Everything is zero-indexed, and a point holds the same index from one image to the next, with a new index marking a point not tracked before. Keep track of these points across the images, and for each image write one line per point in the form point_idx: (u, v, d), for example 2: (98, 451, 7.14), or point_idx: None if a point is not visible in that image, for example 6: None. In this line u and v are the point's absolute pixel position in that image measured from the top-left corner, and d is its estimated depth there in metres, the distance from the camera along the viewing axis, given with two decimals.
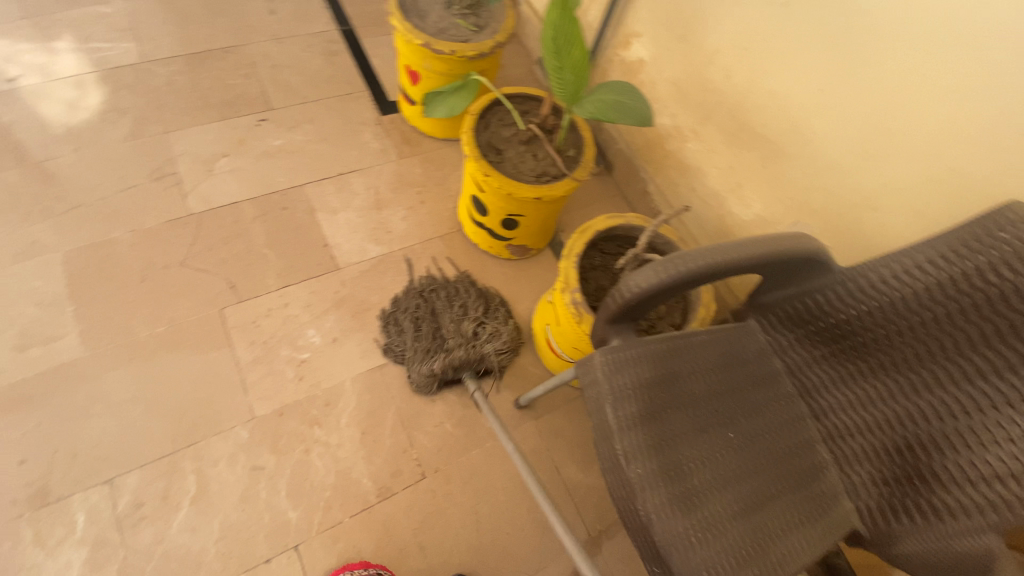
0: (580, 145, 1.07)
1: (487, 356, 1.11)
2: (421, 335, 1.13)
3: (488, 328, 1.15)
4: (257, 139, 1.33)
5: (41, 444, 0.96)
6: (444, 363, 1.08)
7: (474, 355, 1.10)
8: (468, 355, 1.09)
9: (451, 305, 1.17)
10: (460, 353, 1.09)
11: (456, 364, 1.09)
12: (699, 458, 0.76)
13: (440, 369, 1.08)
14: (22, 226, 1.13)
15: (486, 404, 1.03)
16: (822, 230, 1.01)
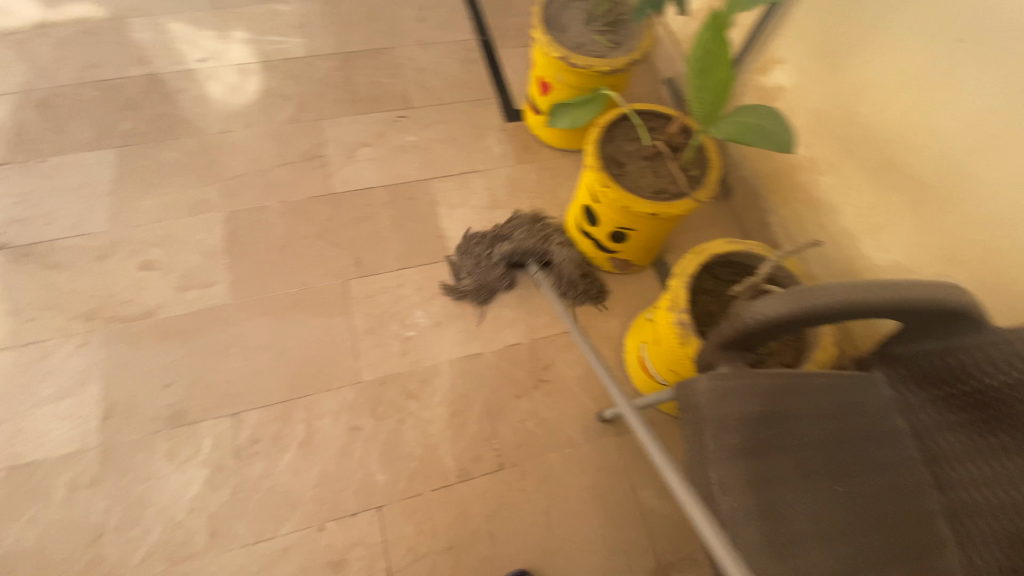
0: (705, 167, 1.06)
1: (553, 251, 1.19)
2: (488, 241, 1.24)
3: (560, 231, 1.24)
4: (395, 133, 1.46)
5: (187, 372, 1.11)
6: (511, 250, 1.19)
7: (539, 246, 1.19)
8: (534, 245, 1.19)
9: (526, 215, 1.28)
10: (528, 243, 1.19)
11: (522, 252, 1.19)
12: (798, 506, 0.73)
13: (507, 256, 1.19)
14: (199, 186, 1.33)
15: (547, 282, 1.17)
16: (973, 287, 0.91)
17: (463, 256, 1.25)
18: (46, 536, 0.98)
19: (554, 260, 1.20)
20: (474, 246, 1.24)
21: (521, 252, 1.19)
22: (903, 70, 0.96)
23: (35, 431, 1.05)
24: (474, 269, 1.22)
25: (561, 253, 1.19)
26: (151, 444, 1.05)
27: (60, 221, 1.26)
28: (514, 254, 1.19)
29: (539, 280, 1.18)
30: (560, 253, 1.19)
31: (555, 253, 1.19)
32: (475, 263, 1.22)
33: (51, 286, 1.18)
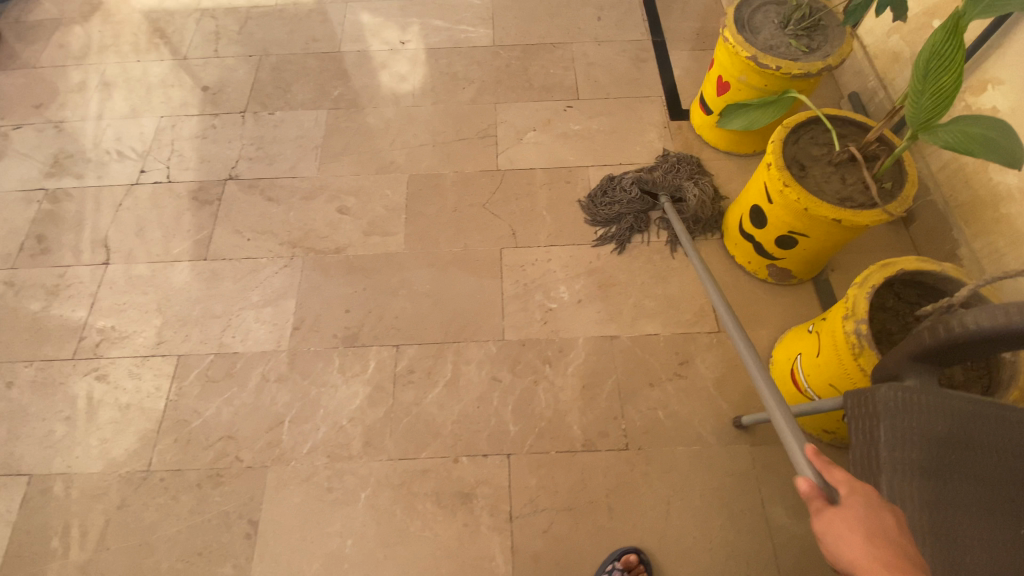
0: (901, 180, 1.01)
1: (685, 186, 1.33)
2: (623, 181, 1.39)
3: (690, 173, 1.38)
4: (561, 121, 1.55)
5: (361, 303, 1.28)
6: (645, 182, 1.35)
7: (672, 181, 1.34)
8: (668, 180, 1.34)
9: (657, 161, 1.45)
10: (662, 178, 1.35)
11: (656, 185, 1.34)
12: (988, 542, 0.66)
13: (641, 188, 1.35)
14: (388, 149, 1.52)
15: (673, 211, 1.25)
16: None
17: (598, 201, 1.38)
18: (239, 414, 1.17)
19: (686, 195, 1.33)
20: (609, 188, 1.39)
21: (655, 185, 1.34)
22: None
23: (242, 328, 1.27)
24: (615, 207, 1.37)
25: (694, 189, 1.33)
26: (327, 357, 1.22)
27: (280, 163, 1.51)
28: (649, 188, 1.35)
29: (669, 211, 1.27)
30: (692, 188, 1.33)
31: (688, 187, 1.33)
32: (615, 203, 1.37)
33: (268, 215, 1.42)
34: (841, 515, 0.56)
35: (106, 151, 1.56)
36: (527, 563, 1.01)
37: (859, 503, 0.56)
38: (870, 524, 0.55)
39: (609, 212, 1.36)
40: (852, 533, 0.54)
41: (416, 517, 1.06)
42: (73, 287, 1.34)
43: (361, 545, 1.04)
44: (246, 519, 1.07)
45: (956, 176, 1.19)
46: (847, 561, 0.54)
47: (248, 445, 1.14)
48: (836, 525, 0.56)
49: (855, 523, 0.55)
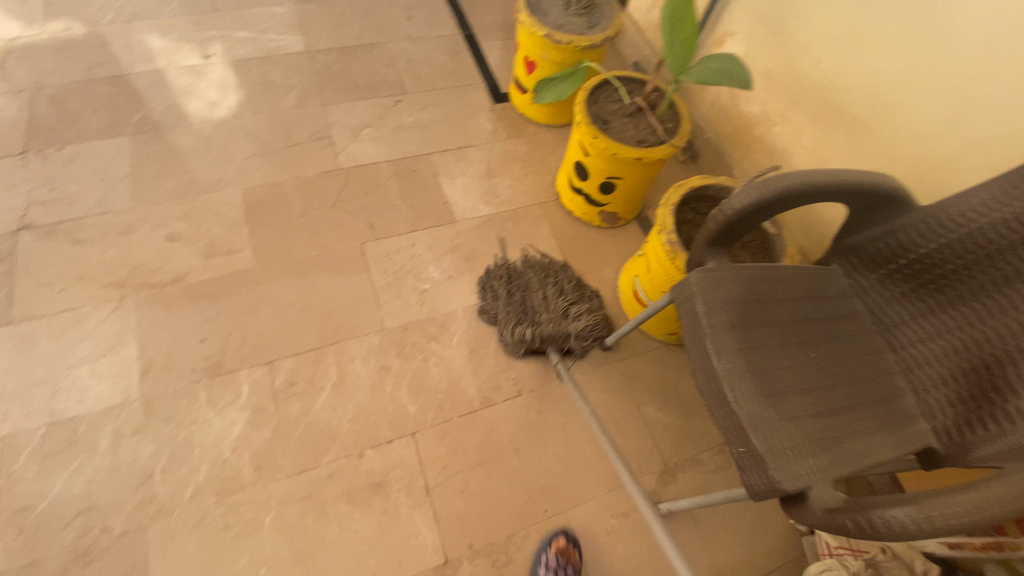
0: (678, 120, 1.24)
1: (572, 335, 1.21)
2: (507, 307, 1.27)
3: (578, 306, 1.26)
4: (394, 115, 1.59)
5: (219, 328, 1.19)
6: (533, 331, 1.20)
7: (559, 330, 1.21)
8: (556, 331, 1.21)
9: (545, 280, 1.32)
10: (551, 331, 1.21)
11: (545, 337, 1.21)
12: (783, 366, 0.87)
13: (529, 335, 1.20)
14: (215, 166, 1.42)
15: (569, 378, 1.16)
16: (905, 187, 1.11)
17: (489, 302, 1.29)
18: (96, 481, 1.02)
19: (574, 341, 1.22)
20: (501, 301, 1.28)
21: (542, 339, 1.21)
22: (821, 30, 1.17)
23: (76, 389, 1.10)
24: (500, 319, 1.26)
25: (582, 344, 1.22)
26: (192, 393, 1.11)
27: (84, 201, 1.33)
28: (535, 340, 1.22)
29: (560, 371, 1.18)
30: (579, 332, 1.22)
31: (575, 335, 1.21)
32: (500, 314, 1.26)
33: (81, 259, 1.24)
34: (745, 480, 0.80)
35: None
36: (452, 525, 1.05)
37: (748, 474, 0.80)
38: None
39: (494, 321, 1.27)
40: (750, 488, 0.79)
41: (331, 521, 1.02)
42: None
43: (279, 568, 0.98)
44: None
45: (719, 113, 1.49)
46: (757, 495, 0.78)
47: (116, 511, 1.00)
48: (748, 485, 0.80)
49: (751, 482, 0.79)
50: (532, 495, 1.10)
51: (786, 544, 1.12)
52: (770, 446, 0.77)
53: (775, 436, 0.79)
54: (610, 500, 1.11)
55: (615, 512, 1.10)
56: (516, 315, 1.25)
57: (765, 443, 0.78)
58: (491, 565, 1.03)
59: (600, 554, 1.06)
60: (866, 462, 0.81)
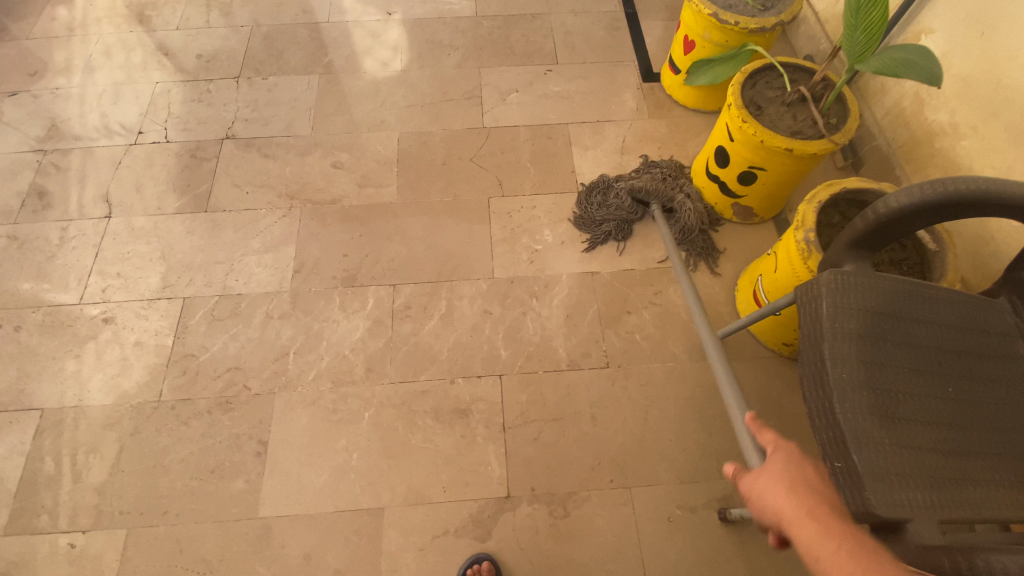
0: (845, 116, 1.14)
1: (676, 198, 1.33)
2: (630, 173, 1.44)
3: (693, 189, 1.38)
4: (542, 83, 1.65)
5: (356, 247, 1.36)
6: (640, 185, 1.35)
7: (667, 190, 1.34)
8: (664, 188, 1.34)
9: (674, 168, 1.46)
10: (657, 186, 1.35)
11: (650, 190, 1.35)
12: (911, 392, 0.78)
13: (636, 188, 1.35)
14: (379, 110, 1.60)
15: (666, 220, 1.28)
16: None
17: (593, 194, 1.41)
18: (245, 348, 1.24)
19: (678, 203, 1.34)
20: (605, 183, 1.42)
21: (648, 192, 1.35)
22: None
23: (244, 272, 1.34)
24: (606, 200, 1.39)
25: (686, 202, 1.33)
26: (328, 296, 1.29)
27: (275, 124, 1.58)
28: (641, 193, 1.36)
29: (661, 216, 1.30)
30: (683, 202, 1.33)
31: (680, 198, 1.34)
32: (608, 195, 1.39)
33: (265, 170, 1.49)
34: (766, 474, 0.65)
35: (102, 115, 1.61)
36: (519, 467, 1.11)
37: (781, 459, 0.66)
38: (792, 476, 0.63)
39: (599, 204, 1.39)
40: (774, 483, 0.63)
41: (416, 431, 1.14)
42: (75, 238, 1.40)
43: (366, 457, 1.11)
44: (255, 440, 1.14)
45: (897, 120, 1.33)
46: (774, 513, 0.61)
47: (255, 375, 1.21)
48: (763, 483, 0.64)
49: (775, 475, 0.64)
50: (600, 463, 1.11)
51: None
52: (873, 468, 0.71)
53: (883, 460, 0.72)
54: (678, 491, 1.09)
55: (681, 504, 1.07)
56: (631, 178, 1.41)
57: (868, 462, 0.71)
58: (547, 514, 1.07)
59: (656, 539, 1.05)
60: (989, 515, 0.71)
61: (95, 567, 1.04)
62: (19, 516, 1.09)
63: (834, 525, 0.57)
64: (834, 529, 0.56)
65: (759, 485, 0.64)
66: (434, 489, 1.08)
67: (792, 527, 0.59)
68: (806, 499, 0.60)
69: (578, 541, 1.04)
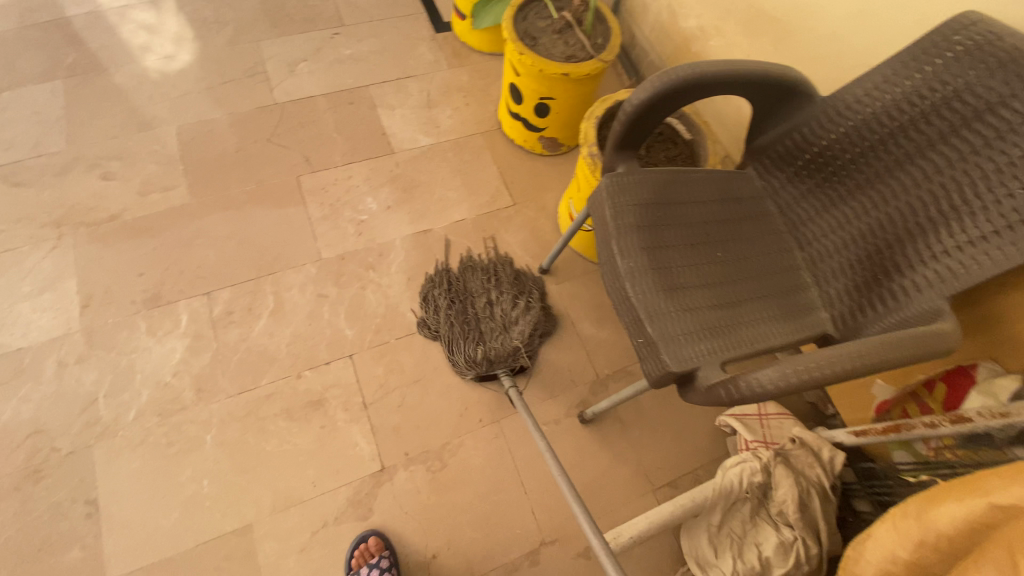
0: (608, 35, 1.22)
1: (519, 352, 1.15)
2: (447, 328, 1.17)
3: (524, 314, 1.18)
4: (331, 48, 1.55)
5: (155, 262, 1.20)
6: (481, 354, 1.12)
7: (508, 348, 1.13)
8: (505, 353, 1.13)
9: (487, 281, 1.22)
10: (498, 350, 1.13)
11: (494, 359, 1.12)
12: (689, 264, 0.88)
13: (478, 359, 1.12)
14: (148, 105, 1.41)
15: (520, 400, 1.05)
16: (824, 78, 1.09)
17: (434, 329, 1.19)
18: (41, 407, 1.06)
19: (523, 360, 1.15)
20: (442, 326, 1.18)
21: (492, 362, 1.13)
22: None
23: (17, 322, 1.13)
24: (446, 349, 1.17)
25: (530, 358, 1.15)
26: (132, 323, 1.14)
27: (16, 144, 1.32)
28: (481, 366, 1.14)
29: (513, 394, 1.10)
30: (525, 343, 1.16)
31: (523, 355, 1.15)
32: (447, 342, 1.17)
33: (15, 199, 1.25)
34: None
35: None
36: (389, 436, 1.10)
37: None
38: None
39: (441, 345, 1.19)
40: None
41: (271, 436, 1.07)
42: None
43: (220, 478, 1.03)
44: (80, 502, 1.00)
45: (660, 33, 1.46)
46: None
47: (62, 432, 1.04)
48: None
49: None
50: (467, 408, 1.14)
51: (711, 447, 1.17)
52: (663, 334, 0.79)
53: (672, 326, 0.81)
54: (542, 410, 1.16)
55: (547, 420, 1.15)
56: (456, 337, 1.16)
57: (660, 331, 0.80)
58: (425, 471, 1.08)
59: (531, 458, 1.11)
60: (761, 347, 0.83)
61: None
62: None
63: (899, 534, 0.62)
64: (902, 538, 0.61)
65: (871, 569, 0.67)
66: (303, 487, 1.04)
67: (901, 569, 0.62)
68: None
69: (459, 487, 1.07)
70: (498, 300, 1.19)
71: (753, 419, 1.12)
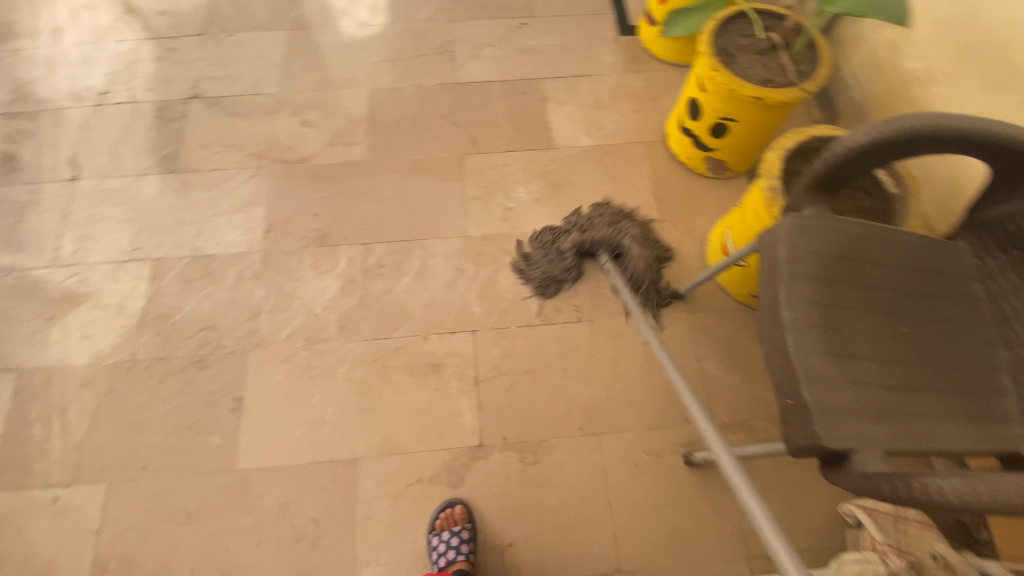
0: (816, 63, 1.13)
1: (624, 243, 1.20)
2: (554, 238, 1.26)
3: (637, 224, 1.25)
4: (517, 37, 1.60)
5: (328, 206, 1.35)
6: (584, 236, 1.21)
7: (612, 236, 1.21)
8: (608, 235, 1.20)
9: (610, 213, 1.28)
10: (601, 232, 1.21)
11: (596, 240, 1.21)
12: (863, 332, 0.79)
13: (580, 240, 1.21)
14: (350, 66, 1.56)
15: (616, 275, 1.16)
16: None
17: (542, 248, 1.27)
18: (219, 308, 1.24)
19: (625, 250, 1.21)
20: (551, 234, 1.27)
21: (593, 242, 1.21)
22: None
23: (215, 233, 1.32)
24: (548, 256, 1.25)
25: (635, 246, 1.20)
26: (300, 256, 1.29)
27: (242, 82, 1.54)
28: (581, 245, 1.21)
29: (610, 269, 1.17)
30: (635, 242, 1.21)
31: (627, 243, 1.20)
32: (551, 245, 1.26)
33: (234, 130, 1.46)
34: None
35: (65, 76, 1.55)
36: (493, 417, 1.13)
37: None
38: None
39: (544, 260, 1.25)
40: None
41: (391, 386, 1.16)
42: (42, 201, 1.37)
43: (342, 410, 1.14)
44: (231, 396, 1.16)
45: (872, 70, 1.32)
46: None
47: (230, 333, 1.21)
48: None
49: None
50: (571, 412, 1.14)
51: (825, 531, 1.06)
52: (822, 402, 0.71)
53: (833, 396, 0.72)
54: (647, 436, 1.12)
55: (649, 449, 1.11)
56: (568, 228, 1.26)
57: (817, 398, 0.71)
58: (519, 461, 1.10)
59: (624, 482, 1.08)
60: (934, 447, 0.72)
61: (79, 518, 1.07)
62: (1, 475, 1.10)
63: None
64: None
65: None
66: (408, 440, 1.11)
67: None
68: None
69: (548, 486, 1.08)
70: (615, 211, 1.28)
71: (885, 517, 0.99)
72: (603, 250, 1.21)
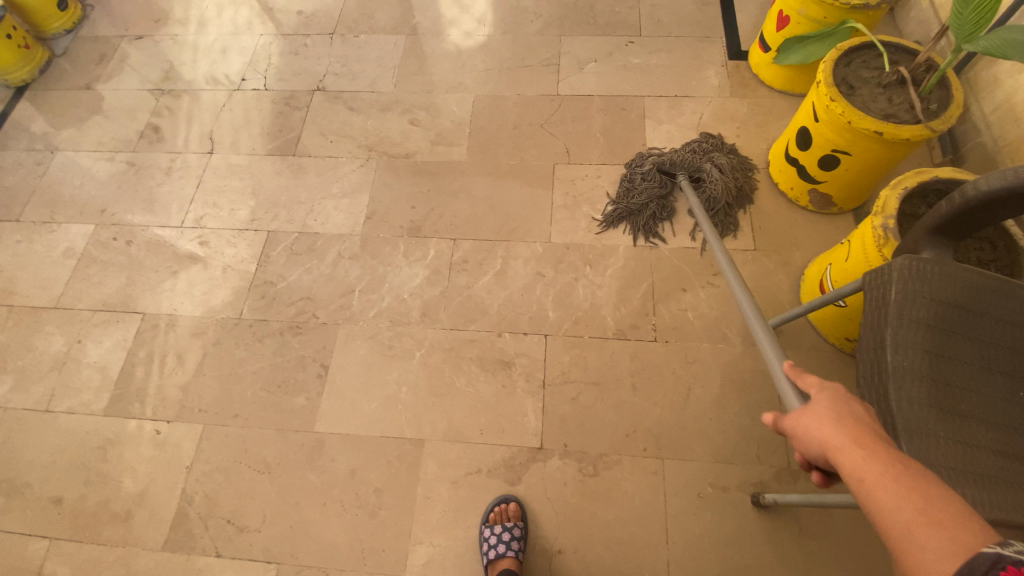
0: (946, 102, 1.06)
1: (705, 168, 1.33)
2: (640, 165, 1.40)
3: (723, 156, 1.37)
4: (622, 55, 1.63)
5: (425, 200, 1.43)
6: (666, 157, 1.36)
7: (693, 161, 1.35)
8: (688, 160, 1.35)
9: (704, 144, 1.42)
10: (682, 158, 1.36)
11: (677, 162, 1.36)
12: (982, 390, 0.72)
13: (662, 161, 1.36)
14: (459, 72, 1.65)
15: (689, 188, 1.27)
16: None
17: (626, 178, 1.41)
18: (317, 282, 1.35)
19: (703, 174, 1.33)
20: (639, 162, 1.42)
21: (673, 164, 1.36)
22: None
23: (322, 213, 1.44)
24: (631, 182, 1.39)
25: (713, 171, 1.32)
26: (394, 243, 1.38)
27: (360, 79, 1.67)
28: (667, 164, 1.36)
29: (683, 184, 1.29)
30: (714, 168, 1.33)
31: (706, 167, 1.33)
32: (637, 169, 1.40)
33: (349, 122, 1.59)
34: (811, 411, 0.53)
35: (211, 62, 1.76)
36: (556, 422, 1.14)
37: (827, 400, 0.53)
38: (840, 411, 0.52)
39: (628, 188, 1.38)
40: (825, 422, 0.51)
41: (462, 376, 1.20)
42: (180, 169, 1.57)
43: (414, 392, 1.19)
44: (318, 363, 1.25)
45: (1009, 116, 1.21)
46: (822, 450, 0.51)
47: (324, 306, 1.31)
48: (812, 417, 0.53)
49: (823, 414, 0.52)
50: (635, 431, 1.13)
51: None
52: (922, 458, 0.66)
53: (938, 453, 0.67)
54: (713, 468, 1.08)
55: (714, 482, 1.07)
56: (655, 155, 1.42)
57: (918, 453, 0.67)
58: (576, 469, 1.10)
59: (684, 510, 1.05)
60: None
61: (175, 452, 1.20)
62: (122, 401, 1.26)
63: (887, 448, 0.47)
64: (884, 452, 0.46)
65: (804, 422, 0.53)
66: (472, 430, 1.15)
67: (842, 456, 0.48)
68: (858, 429, 0.50)
69: (603, 501, 1.07)
70: (707, 142, 1.41)
71: None
72: (682, 172, 1.35)
